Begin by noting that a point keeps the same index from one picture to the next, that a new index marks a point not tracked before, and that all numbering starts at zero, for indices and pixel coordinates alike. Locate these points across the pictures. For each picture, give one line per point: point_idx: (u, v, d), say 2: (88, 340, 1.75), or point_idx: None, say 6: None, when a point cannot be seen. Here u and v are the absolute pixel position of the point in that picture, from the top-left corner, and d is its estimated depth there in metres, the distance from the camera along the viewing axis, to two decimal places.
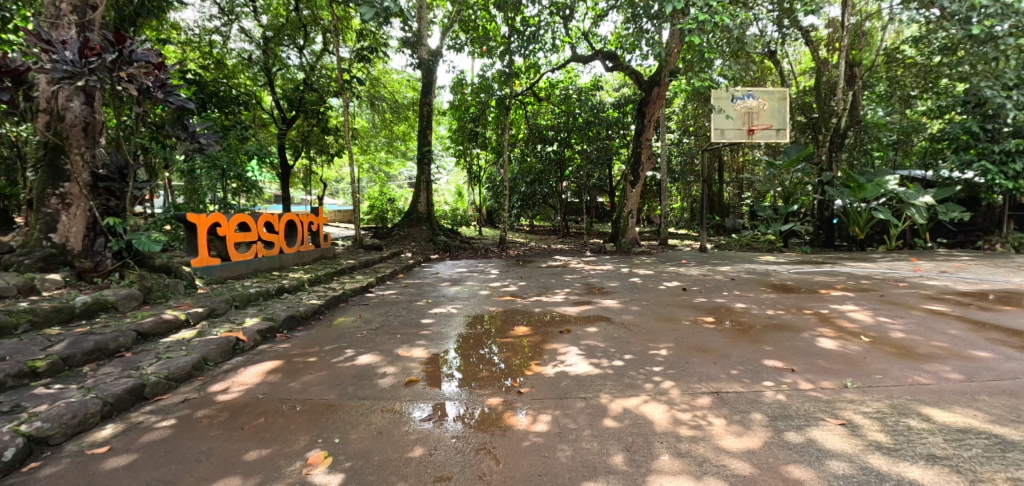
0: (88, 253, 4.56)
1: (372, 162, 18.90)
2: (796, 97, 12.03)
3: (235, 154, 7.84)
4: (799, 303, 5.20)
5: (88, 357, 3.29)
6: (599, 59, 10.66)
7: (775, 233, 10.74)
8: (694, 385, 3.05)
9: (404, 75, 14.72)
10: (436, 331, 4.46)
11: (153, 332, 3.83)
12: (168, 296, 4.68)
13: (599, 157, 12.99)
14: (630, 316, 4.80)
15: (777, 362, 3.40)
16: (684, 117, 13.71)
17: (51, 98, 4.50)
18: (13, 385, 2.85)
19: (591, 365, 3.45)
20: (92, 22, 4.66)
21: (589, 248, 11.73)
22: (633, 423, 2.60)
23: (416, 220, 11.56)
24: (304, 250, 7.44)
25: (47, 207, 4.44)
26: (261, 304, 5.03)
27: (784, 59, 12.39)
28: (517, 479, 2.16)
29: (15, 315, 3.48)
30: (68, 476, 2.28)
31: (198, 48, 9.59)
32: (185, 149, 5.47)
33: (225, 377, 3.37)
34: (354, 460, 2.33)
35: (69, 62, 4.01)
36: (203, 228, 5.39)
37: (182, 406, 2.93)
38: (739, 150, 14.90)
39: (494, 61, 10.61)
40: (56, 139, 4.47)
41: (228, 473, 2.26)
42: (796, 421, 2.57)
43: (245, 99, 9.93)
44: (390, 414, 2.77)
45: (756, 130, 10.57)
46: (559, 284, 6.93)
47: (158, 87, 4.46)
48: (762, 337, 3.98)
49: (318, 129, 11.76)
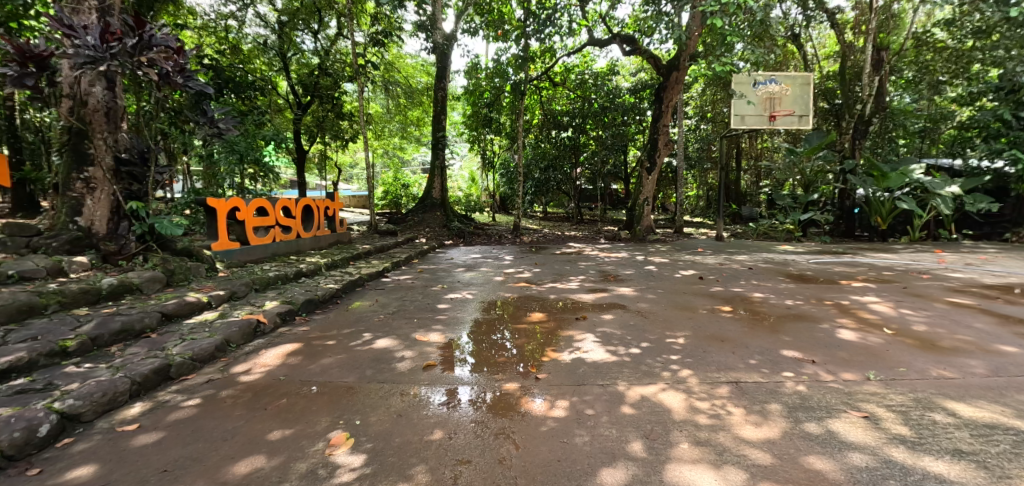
0: (112, 236, 4.68)
1: (387, 147, 18.98)
2: (819, 82, 11.69)
3: (253, 140, 7.96)
4: (818, 294, 5.13)
5: (115, 338, 3.40)
6: (616, 43, 10.44)
7: (794, 222, 10.55)
8: (713, 374, 3.03)
9: (418, 60, 14.62)
10: (451, 316, 4.50)
11: (176, 313, 3.93)
12: (189, 279, 4.80)
13: (614, 143, 12.99)
14: (645, 304, 4.79)
15: (796, 352, 3.36)
16: (702, 103, 13.60)
17: (74, 84, 4.55)
18: (46, 364, 2.95)
19: (608, 351, 3.45)
20: (112, 6, 4.70)
21: (603, 236, 11.68)
22: (651, 410, 2.60)
23: (430, 205, 11.64)
24: (320, 235, 7.54)
25: (72, 191, 4.54)
26: (279, 288, 5.12)
27: (807, 42, 12.04)
28: (537, 464, 2.18)
29: (45, 296, 3.57)
30: (99, 452, 2.36)
31: (214, 34, 9.64)
32: (205, 134, 5.57)
33: (247, 358, 3.45)
34: (374, 442, 2.37)
35: (91, 47, 4.06)
36: (223, 212, 5.47)
37: (206, 386, 3.02)
38: (759, 137, 14.67)
39: (508, 45, 10.58)
40: (80, 124, 4.55)
41: (253, 452, 2.32)
42: (817, 412, 2.55)
43: (262, 84, 10.05)
44: (409, 398, 2.81)
45: (777, 117, 10.37)
46: (573, 271, 6.96)
47: (177, 71, 4.57)
48: (780, 327, 3.94)
49: (333, 115, 11.82)
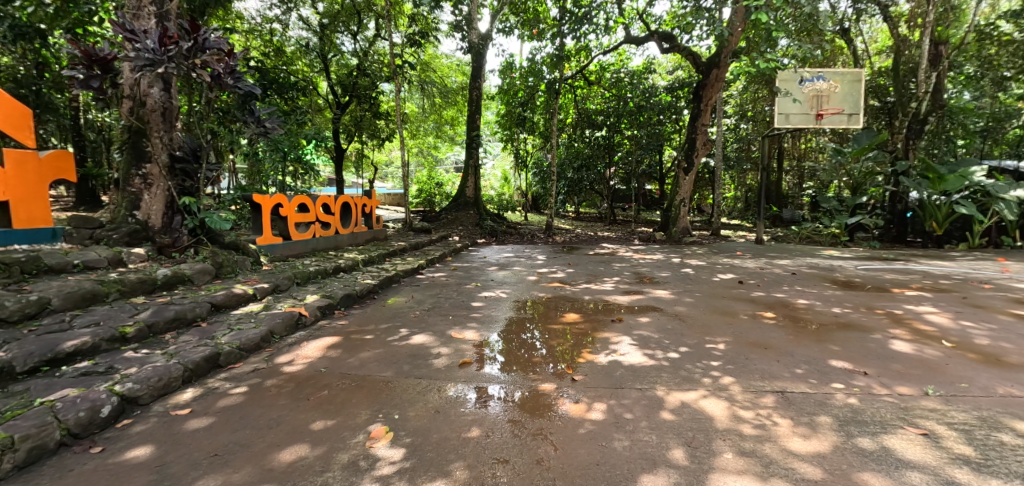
0: (167, 230, 4.92)
1: (421, 146, 19.25)
2: (870, 79, 11.12)
3: (295, 139, 8.23)
4: (868, 302, 4.89)
5: (169, 326, 3.57)
6: (654, 40, 10.24)
7: (840, 226, 10.12)
8: (756, 383, 2.93)
9: (453, 60, 14.76)
10: (486, 314, 4.53)
11: (225, 304, 4.11)
12: (236, 271, 5.01)
13: (649, 143, 12.78)
14: (683, 307, 4.69)
15: (846, 363, 3.21)
16: (742, 101, 13.18)
17: (134, 85, 4.80)
18: (107, 349, 3.13)
19: (645, 355, 3.39)
20: (169, 12, 4.94)
21: (638, 236, 11.52)
22: (691, 417, 2.54)
23: (463, 204, 11.74)
24: (358, 231, 7.73)
25: (131, 187, 4.80)
26: (319, 282, 5.27)
27: (857, 37, 11.50)
28: (575, 468, 2.16)
29: (106, 284, 3.79)
30: (156, 434, 2.48)
31: (260, 37, 10.00)
32: (252, 133, 5.80)
33: (290, 349, 3.57)
34: (414, 436, 2.41)
35: (151, 50, 4.28)
36: (267, 208, 5.67)
37: (253, 375, 3.13)
38: (802, 137, 14.13)
39: (544, 44, 10.52)
40: (139, 124, 4.81)
41: (298, 441, 2.39)
42: (871, 427, 2.43)
43: (303, 85, 10.37)
44: (446, 394, 2.84)
45: (824, 115, 9.97)
46: (608, 272, 6.88)
47: (228, 73, 4.75)
48: (827, 335, 3.78)
49: (370, 115, 12.08)
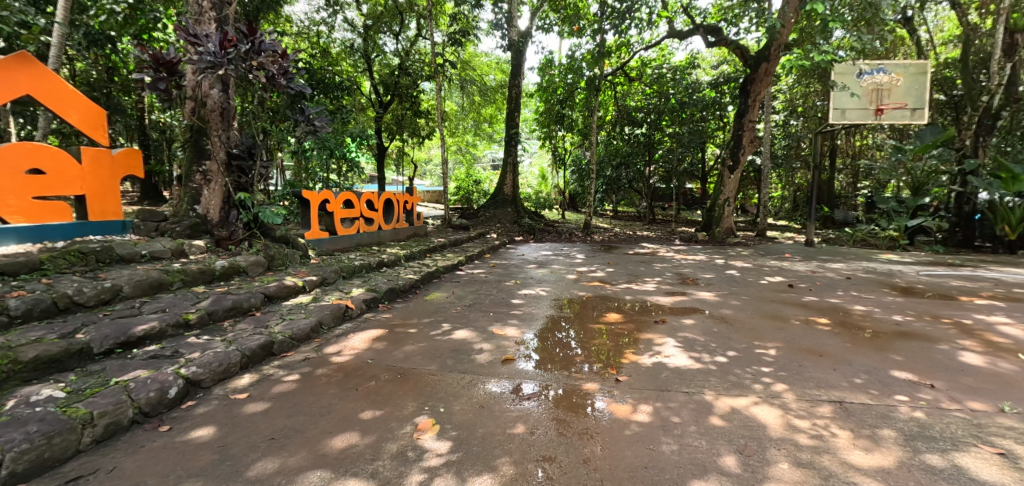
0: (224, 223, 5.19)
1: (460, 144, 19.48)
2: (935, 70, 10.39)
3: (340, 137, 8.49)
4: (932, 310, 4.60)
5: (227, 314, 3.77)
6: (699, 34, 9.91)
7: (899, 229, 9.56)
8: (812, 391, 2.81)
9: (492, 58, 14.84)
10: (526, 312, 4.54)
11: (277, 295, 4.29)
12: (287, 264, 5.23)
13: (691, 140, 12.35)
14: (729, 310, 4.55)
15: (909, 374, 3.04)
16: (792, 96, 12.63)
17: (195, 87, 5.07)
18: (173, 334, 3.33)
19: (691, 358, 3.31)
20: (228, 17, 5.18)
21: (679, 236, 11.28)
22: (743, 424, 2.46)
23: (502, 202, 11.78)
24: (399, 227, 7.90)
25: (192, 182, 5.09)
26: (364, 276, 5.42)
27: (921, 27, 10.81)
28: (623, 470, 2.14)
29: (171, 274, 4.03)
30: (217, 416, 2.63)
31: (308, 39, 10.33)
32: (303, 131, 6.01)
33: (338, 340, 3.69)
34: (459, 430, 2.45)
35: (212, 53, 4.50)
36: (315, 203, 5.88)
37: (304, 364, 3.26)
38: (857, 133, 13.41)
39: (583, 40, 10.39)
40: (200, 123, 5.08)
41: (348, 429, 2.48)
42: (940, 443, 2.29)
43: (348, 84, 10.67)
44: (489, 390, 2.87)
45: (884, 110, 9.44)
46: (648, 272, 6.76)
47: (281, 74, 4.93)
48: (888, 344, 3.58)
49: (411, 113, 12.30)
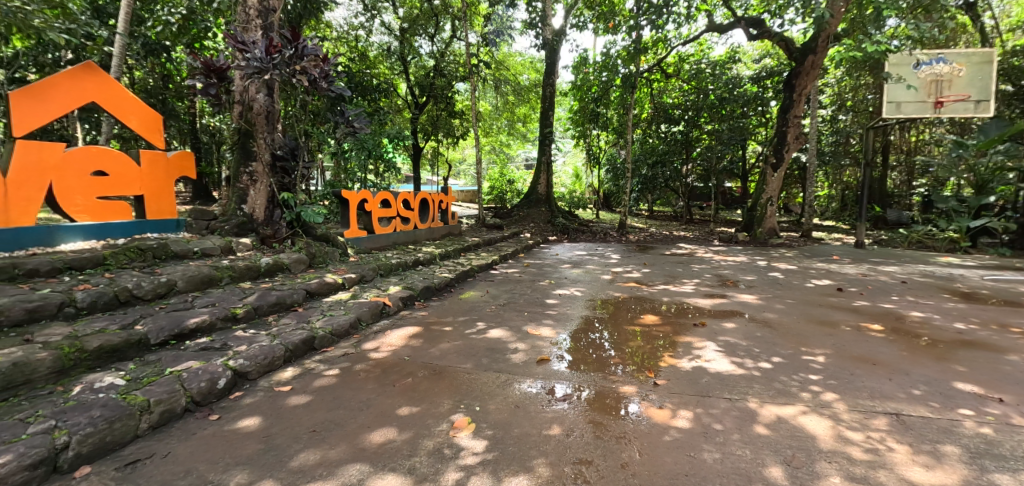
0: (269, 222, 5.38)
1: (495, 143, 19.57)
2: (1002, 59, 9.69)
3: (378, 138, 8.67)
4: (999, 318, 4.29)
5: (272, 309, 3.91)
6: (741, 27, 9.59)
7: (959, 229, 8.98)
8: (865, 402, 2.67)
9: (526, 57, 14.82)
10: (561, 312, 4.51)
11: (318, 292, 4.43)
12: (327, 262, 5.38)
13: (731, 137, 11.83)
14: (772, 314, 4.39)
15: (973, 386, 2.85)
16: (841, 90, 12.07)
17: (243, 92, 5.28)
18: (221, 327, 3.48)
19: (733, 363, 3.21)
20: (273, 24, 5.37)
21: (718, 236, 10.96)
22: (790, 434, 2.36)
23: (535, 201, 11.75)
24: (434, 226, 7.99)
25: (239, 183, 5.27)
26: (401, 274, 5.51)
27: (986, 13, 10.09)
28: (662, 476, 2.09)
29: (220, 270, 4.21)
30: (263, 407, 2.72)
31: (347, 43, 10.59)
32: (343, 133, 6.16)
33: (376, 337, 3.76)
34: (495, 429, 2.45)
35: (259, 59, 4.69)
36: (354, 203, 6.03)
37: (343, 359, 3.34)
38: (912, 128, 12.68)
39: (618, 37, 10.24)
40: (247, 126, 5.28)
41: (386, 425, 2.52)
42: (1011, 463, 2.13)
43: (385, 86, 10.89)
44: (524, 390, 2.86)
45: (944, 103, 8.88)
46: (687, 273, 6.60)
47: (323, 77, 5.07)
48: (949, 353, 3.36)
49: (446, 114, 12.44)
